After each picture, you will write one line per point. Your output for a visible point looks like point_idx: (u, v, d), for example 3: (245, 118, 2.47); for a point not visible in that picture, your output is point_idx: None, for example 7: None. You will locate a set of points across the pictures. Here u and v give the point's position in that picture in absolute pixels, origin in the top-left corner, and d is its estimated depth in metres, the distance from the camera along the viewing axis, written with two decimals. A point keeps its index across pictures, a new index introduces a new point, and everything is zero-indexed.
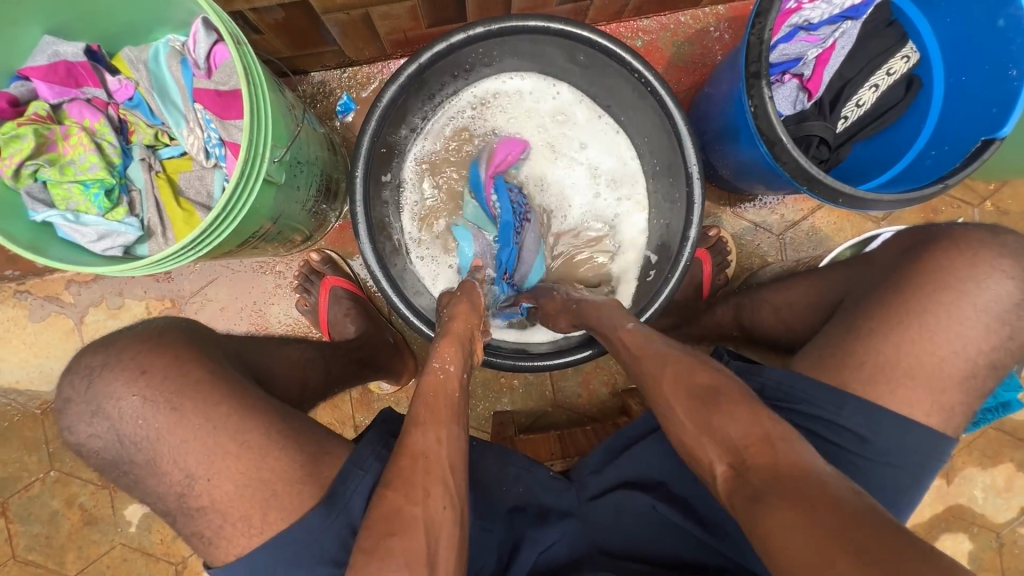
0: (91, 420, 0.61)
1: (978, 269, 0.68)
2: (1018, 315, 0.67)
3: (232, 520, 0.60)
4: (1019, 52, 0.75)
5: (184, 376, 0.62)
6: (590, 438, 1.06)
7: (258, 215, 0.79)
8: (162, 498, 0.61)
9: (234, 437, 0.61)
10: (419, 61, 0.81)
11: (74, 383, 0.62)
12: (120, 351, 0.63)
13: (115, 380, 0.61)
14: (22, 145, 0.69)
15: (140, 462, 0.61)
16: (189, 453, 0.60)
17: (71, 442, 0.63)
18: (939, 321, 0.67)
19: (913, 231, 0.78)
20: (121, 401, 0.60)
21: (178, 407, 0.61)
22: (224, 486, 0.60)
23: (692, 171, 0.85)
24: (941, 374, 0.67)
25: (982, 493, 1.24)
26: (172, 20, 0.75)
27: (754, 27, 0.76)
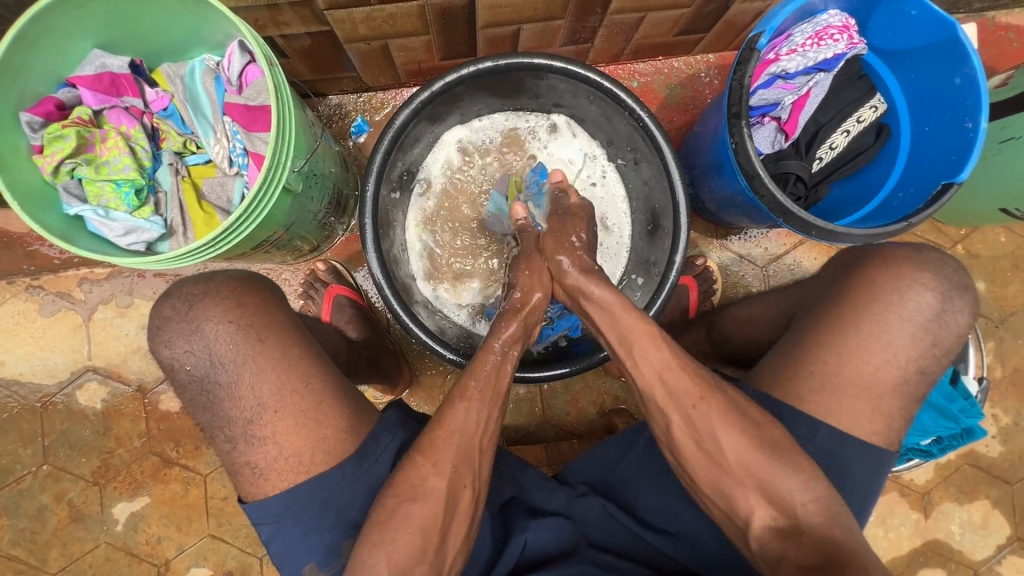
0: (188, 338, 0.72)
1: (910, 286, 0.73)
2: (943, 327, 0.73)
3: (287, 454, 0.71)
4: (974, 108, 0.84)
5: (270, 315, 0.75)
6: (576, 452, 1.10)
7: (274, 221, 0.85)
8: (230, 423, 0.72)
9: (301, 378, 0.73)
10: (432, 89, 0.89)
11: (175, 304, 0.73)
12: (219, 285, 0.75)
13: (215, 307, 0.73)
14: (64, 145, 0.75)
15: (223, 383, 0.71)
16: (266, 382, 0.71)
17: (162, 356, 0.73)
18: (880, 338, 0.72)
19: (846, 255, 0.84)
20: (218, 324, 0.72)
21: (264, 339, 0.73)
22: (286, 421, 0.71)
23: (678, 199, 0.92)
24: (892, 393, 0.72)
25: (959, 529, 1.26)
26: (209, 41, 0.82)
27: (736, 73, 0.84)
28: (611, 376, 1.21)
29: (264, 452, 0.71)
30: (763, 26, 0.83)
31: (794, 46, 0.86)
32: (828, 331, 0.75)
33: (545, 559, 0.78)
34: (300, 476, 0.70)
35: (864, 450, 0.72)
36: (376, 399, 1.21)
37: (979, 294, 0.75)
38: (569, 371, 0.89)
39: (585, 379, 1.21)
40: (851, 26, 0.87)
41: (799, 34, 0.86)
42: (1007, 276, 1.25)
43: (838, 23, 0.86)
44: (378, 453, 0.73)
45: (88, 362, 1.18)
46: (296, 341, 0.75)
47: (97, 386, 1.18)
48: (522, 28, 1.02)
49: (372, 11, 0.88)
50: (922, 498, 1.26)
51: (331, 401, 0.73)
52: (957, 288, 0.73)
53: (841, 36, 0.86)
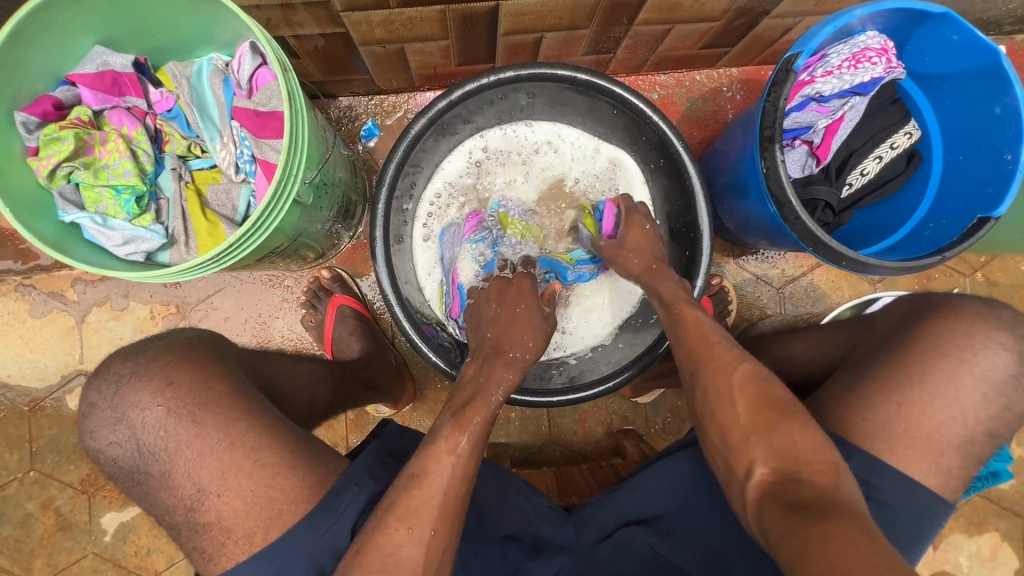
0: (114, 428, 0.65)
1: (975, 338, 0.70)
2: (1011, 383, 0.70)
3: (235, 536, 0.63)
4: (1014, 139, 0.80)
5: (207, 391, 0.66)
6: (588, 476, 1.06)
7: (281, 232, 0.81)
8: (172, 511, 0.65)
9: (248, 455, 0.65)
10: (451, 97, 0.85)
11: (102, 387, 0.67)
12: (149, 361, 0.67)
13: (142, 389, 0.65)
14: (61, 147, 0.70)
15: (155, 473, 0.64)
16: (204, 467, 0.64)
17: (92, 448, 0.66)
18: (939, 386, 0.70)
19: (908, 300, 0.81)
20: (145, 411, 0.64)
21: (198, 421, 0.65)
22: (232, 504, 0.64)
23: (702, 221, 0.89)
24: (940, 438, 0.69)
25: (968, 561, 1.24)
26: (218, 40, 0.78)
27: (771, 94, 0.80)
28: (622, 396, 1.18)
29: (210, 538, 0.64)
30: (801, 46, 0.79)
31: (831, 68, 0.83)
32: (884, 380, 0.72)
33: None
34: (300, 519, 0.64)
35: (909, 499, 0.70)
36: (379, 414, 1.13)
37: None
38: (606, 391, 0.89)
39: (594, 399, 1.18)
40: (889, 48, 0.84)
41: (836, 55, 0.83)
42: None
43: (876, 45, 0.83)
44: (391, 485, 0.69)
45: (79, 366, 1.13)
46: (242, 414, 0.67)
47: None
48: (544, 36, 0.98)
49: (390, 14, 0.84)
50: None
51: (286, 474, 0.65)
52: None
53: (880, 59, 0.82)
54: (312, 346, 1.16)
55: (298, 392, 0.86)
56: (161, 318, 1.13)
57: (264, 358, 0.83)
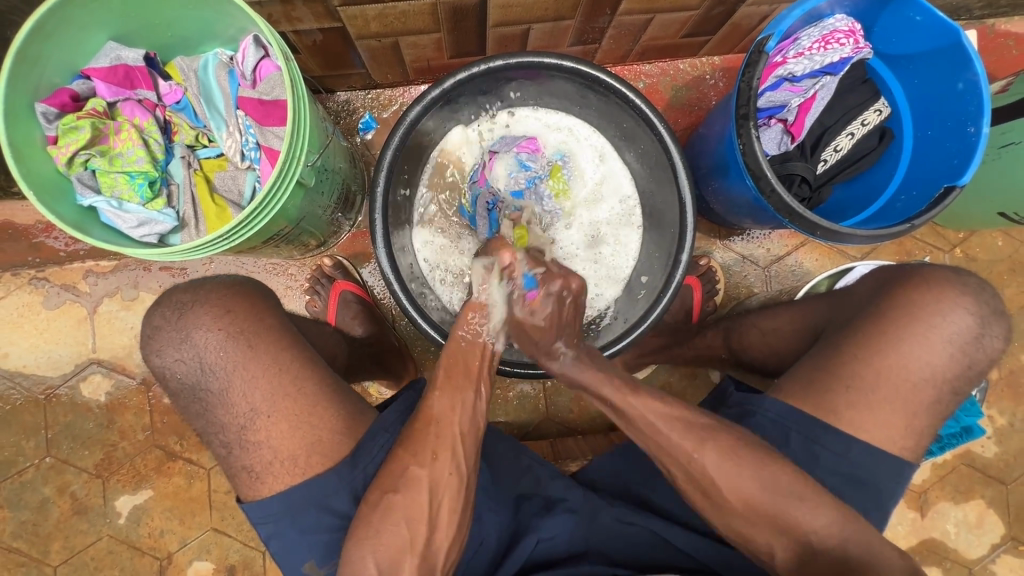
0: (179, 347, 0.69)
1: (943, 303, 0.75)
2: (957, 330, 0.74)
3: (282, 457, 0.69)
4: (976, 113, 0.85)
5: (261, 321, 0.71)
6: (583, 447, 1.11)
7: (284, 215, 0.85)
8: (224, 429, 0.70)
9: (294, 384, 0.70)
10: (443, 86, 0.89)
11: (165, 313, 0.70)
12: (208, 292, 0.71)
13: (205, 315, 0.70)
14: (79, 136, 0.75)
15: (214, 390, 0.69)
16: (258, 389, 0.69)
17: (153, 365, 0.70)
18: (913, 350, 0.74)
19: (883, 270, 0.85)
20: (208, 333, 0.69)
21: (253, 346, 0.70)
22: (280, 426, 0.69)
23: (685, 199, 0.93)
24: (914, 399, 0.74)
25: (954, 528, 1.28)
26: (222, 36, 0.83)
27: (745, 75, 0.85)
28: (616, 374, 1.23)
29: (259, 456, 0.69)
30: (771, 29, 0.85)
31: (801, 49, 0.87)
32: (861, 346, 0.76)
33: (554, 560, 0.79)
34: (309, 479, 0.69)
35: (881, 452, 0.74)
36: (380, 396, 1.19)
37: (986, 291, 0.77)
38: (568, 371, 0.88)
39: None
40: (857, 30, 0.88)
41: (806, 38, 0.87)
42: (1005, 279, 1.27)
43: (844, 27, 0.87)
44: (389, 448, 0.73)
45: (92, 355, 1.18)
46: (289, 345, 0.73)
47: (101, 379, 1.18)
48: (532, 28, 1.03)
49: (384, 8, 0.89)
50: (918, 498, 1.28)
51: (326, 404, 0.71)
52: (994, 313, 0.75)
53: (848, 40, 0.86)
54: None
55: (323, 346, 0.93)
56: None
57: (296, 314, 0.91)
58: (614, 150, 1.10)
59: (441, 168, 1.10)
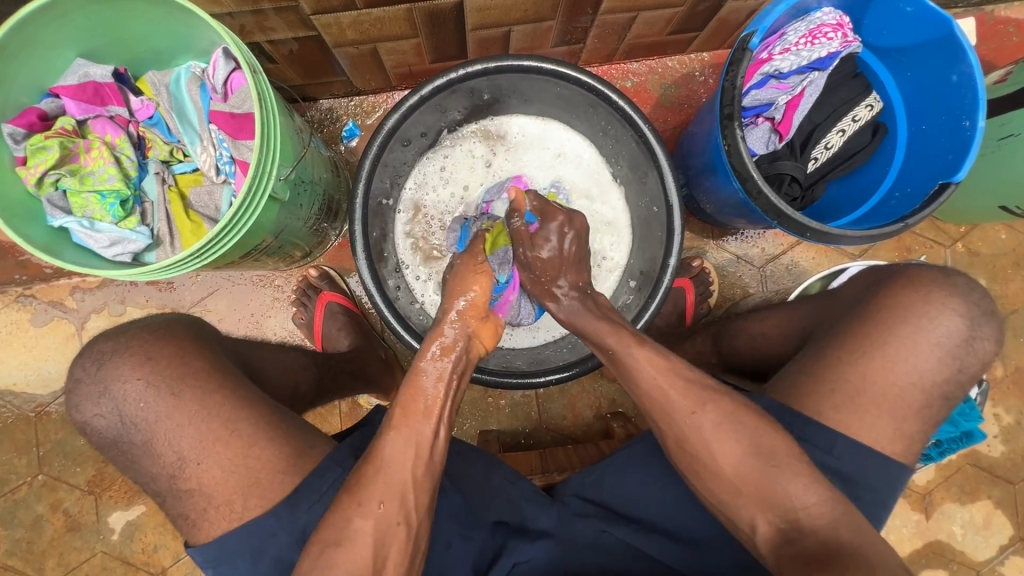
0: (97, 400, 0.67)
1: (931, 305, 0.72)
2: (949, 336, 0.71)
3: (217, 503, 0.67)
4: (972, 106, 0.82)
5: (186, 366, 0.69)
6: (572, 457, 1.09)
7: (261, 229, 0.84)
8: (155, 479, 0.68)
9: (225, 426, 0.68)
10: (421, 93, 0.87)
11: (86, 364, 0.69)
12: (128, 339, 0.70)
13: (123, 365, 0.67)
14: (47, 156, 0.74)
15: (138, 442, 0.67)
16: (183, 436, 0.67)
17: (77, 420, 0.69)
18: (898, 353, 0.72)
19: (869, 271, 0.83)
20: (126, 384, 0.67)
21: (178, 393, 0.68)
22: (212, 471, 0.67)
23: (671, 201, 0.90)
24: (902, 403, 0.71)
25: (961, 530, 1.25)
26: (195, 49, 0.81)
27: (728, 74, 0.83)
28: (608, 379, 1.21)
29: (193, 504, 0.67)
30: (755, 25, 0.82)
31: (788, 45, 0.85)
32: (847, 351, 0.74)
33: None
34: (281, 502, 0.67)
35: (874, 463, 0.72)
36: (369, 406, 1.17)
37: (981, 295, 0.74)
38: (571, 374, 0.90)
39: (582, 383, 1.21)
40: (845, 24, 0.86)
41: (793, 33, 0.85)
42: (1008, 274, 1.23)
43: (832, 20, 0.85)
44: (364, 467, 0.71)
45: None
46: (218, 385, 0.70)
47: None
48: (512, 30, 1.00)
49: (359, 15, 0.87)
50: (923, 500, 1.25)
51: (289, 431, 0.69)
52: (985, 314, 0.72)
53: (836, 34, 0.84)
54: (303, 342, 1.20)
55: (282, 376, 0.88)
56: None
57: (249, 344, 0.87)
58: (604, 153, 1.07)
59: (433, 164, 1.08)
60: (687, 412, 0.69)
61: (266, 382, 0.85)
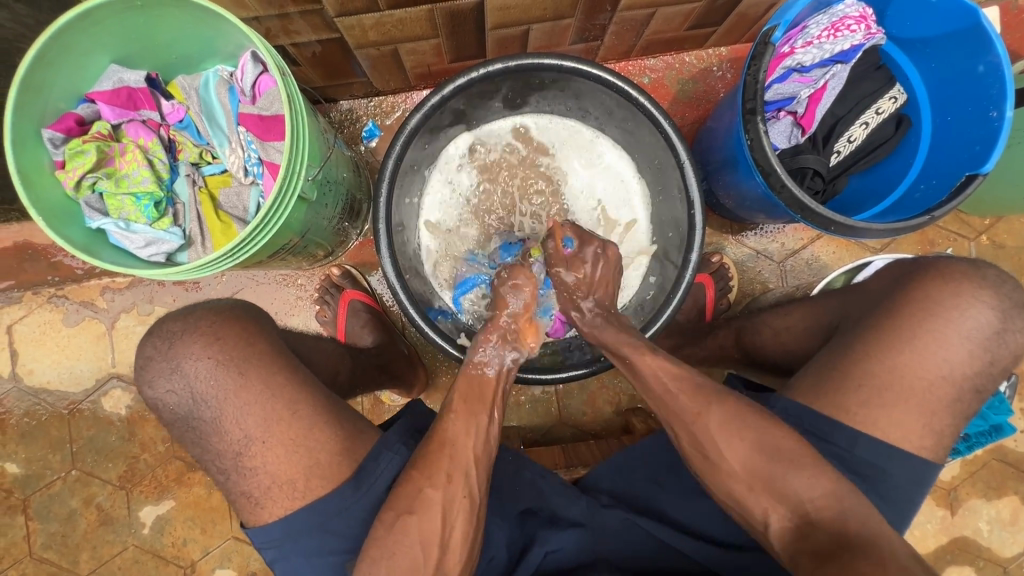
0: (169, 377, 0.68)
1: (960, 298, 0.72)
2: (981, 329, 0.71)
3: (280, 481, 0.69)
4: (999, 96, 0.82)
5: (251, 347, 0.71)
6: (595, 452, 1.09)
7: (289, 229, 0.86)
8: (221, 456, 0.69)
9: (288, 407, 0.70)
10: (443, 92, 0.88)
11: (156, 343, 0.69)
12: (197, 319, 0.71)
13: (193, 344, 0.69)
14: (85, 160, 0.76)
15: (207, 419, 0.68)
16: (250, 415, 0.68)
17: (147, 396, 0.69)
18: (925, 344, 0.71)
19: (894, 263, 0.82)
20: (197, 362, 0.68)
21: (245, 372, 0.69)
22: (276, 450, 0.68)
23: (693, 197, 0.90)
24: (931, 397, 0.71)
25: (987, 526, 1.24)
26: (223, 52, 0.83)
27: (750, 68, 0.83)
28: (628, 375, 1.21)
29: (257, 482, 0.69)
30: (778, 19, 0.82)
31: (810, 38, 0.84)
32: (875, 343, 0.73)
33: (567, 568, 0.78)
34: (313, 495, 0.69)
35: (901, 459, 0.71)
36: (392, 404, 1.19)
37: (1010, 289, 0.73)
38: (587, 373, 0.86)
39: (601, 379, 1.21)
40: (868, 15, 0.85)
41: (815, 26, 0.85)
42: None
43: (855, 12, 0.84)
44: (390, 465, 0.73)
45: (112, 369, 1.20)
46: (282, 367, 0.72)
47: (121, 393, 1.20)
48: (531, 28, 1.01)
49: (382, 16, 0.88)
50: (948, 495, 1.24)
51: (322, 425, 0.71)
52: (1017, 306, 0.72)
53: (859, 26, 0.84)
54: None
55: (325, 362, 0.91)
56: None
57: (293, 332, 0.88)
58: (622, 149, 1.07)
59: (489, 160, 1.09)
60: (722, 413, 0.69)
61: None
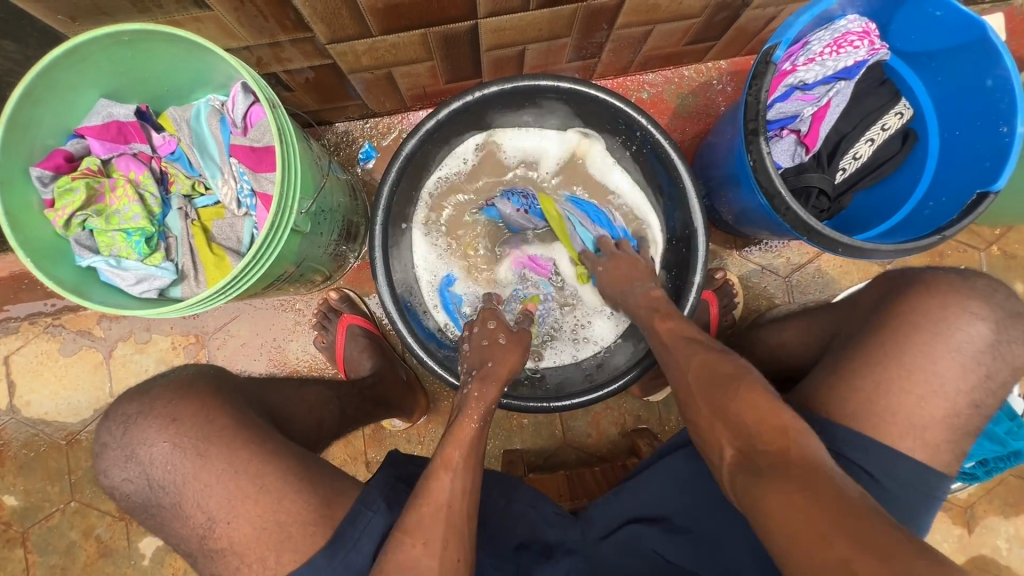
0: (126, 464, 0.69)
1: (960, 315, 0.69)
2: (991, 355, 0.69)
3: (250, 560, 0.66)
4: (1009, 111, 0.79)
5: (211, 424, 0.69)
6: (598, 479, 1.06)
7: (283, 260, 0.84)
8: (186, 539, 0.69)
9: (254, 481, 0.67)
10: (438, 117, 0.87)
11: (111, 429, 0.70)
12: (152, 400, 0.70)
13: (149, 428, 0.68)
14: (74, 198, 0.75)
15: (167, 505, 0.68)
16: (212, 497, 0.67)
17: (106, 484, 0.70)
18: (933, 367, 0.69)
19: (886, 278, 0.80)
20: (152, 448, 0.68)
21: (204, 454, 0.68)
22: (242, 530, 0.66)
23: (694, 216, 0.89)
24: (938, 421, 0.68)
25: (1005, 544, 1.21)
26: (213, 82, 0.81)
27: (752, 88, 0.81)
28: (633, 396, 1.18)
29: (225, 563, 0.67)
30: (779, 37, 0.80)
31: (812, 55, 0.82)
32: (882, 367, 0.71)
33: None
34: (302, 541, 0.66)
35: (911, 488, 0.69)
36: (394, 428, 1.16)
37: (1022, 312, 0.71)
38: (594, 399, 0.89)
39: (605, 401, 1.19)
40: (871, 31, 0.83)
41: (817, 42, 0.82)
42: None
43: (858, 28, 0.82)
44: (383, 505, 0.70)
45: (109, 399, 1.19)
46: (245, 442, 0.70)
47: None
48: (527, 48, 1.00)
49: (374, 42, 0.87)
50: (964, 513, 1.21)
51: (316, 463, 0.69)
52: (1022, 325, 0.70)
53: (862, 42, 0.81)
54: (326, 367, 1.20)
55: (306, 414, 0.88)
56: (182, 348, 1.18)
57: (268, 388, 0.86)
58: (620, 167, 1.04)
59: (496, 166, 1.07)
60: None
61: (287, 427, 0.83)
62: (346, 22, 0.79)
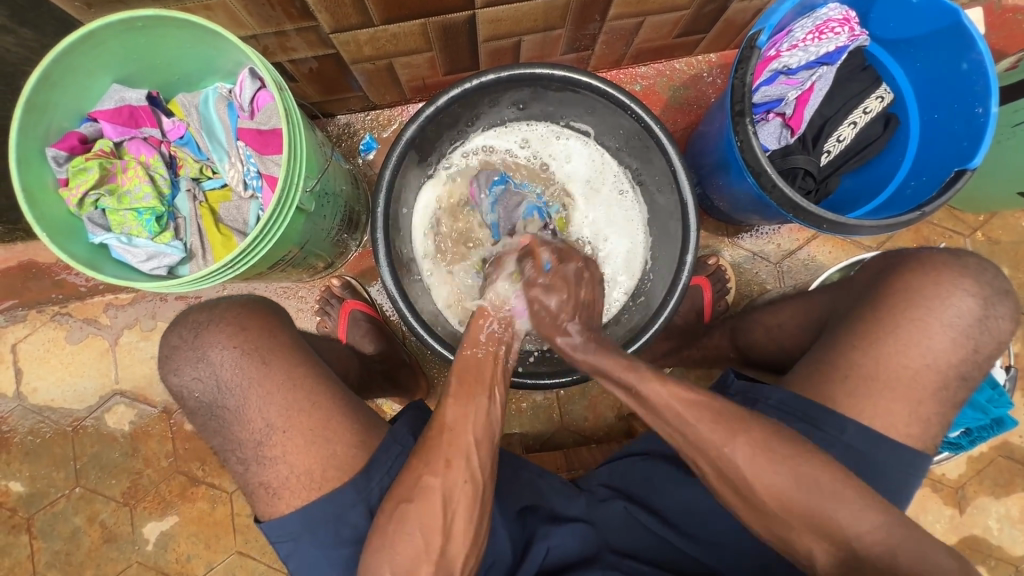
0: (196, 365, 0.72)
1: (941, 288, 0.72)
2: (980, 329, 0.72)
3: (298, 472, 0.70)
4: (983, 93, 0.83)
5: (273, 338, 0.75)
6: (595, 454, 1.11)
7: (287, 240, 0.87)
8: (241, 445, 0.72)
9: (309, 396, 0.73)
10: (437, 104, 0.90)
11: (182, 333, 0.74)
12: (222, 312, 0.75)
13: (220, 333, 0.73)
14: (88, 177, 0.78)
15: (231, 407, 0.72)
16: (273, 403, 0.71)
17: (172, 384, 0.73)
18: (911, 335, 0.72)
19: (881, 257, 0.82)
20: (223, 350, 0.72)
21: (269, 362, 0.73)
22: (295, 441, 0.71)
23: (686, 199, 0.91)
24: (918, 386, 0.71)
25: (997, 524, 1.23)
26: (221, 70, 0.85)
27: (737, 72, 0.85)
28: None
29: (275, 473, 0.71)
30: (763, 23, 0.83)
31: (795, 41, 0.86)
32: (863, 336, 0.74)
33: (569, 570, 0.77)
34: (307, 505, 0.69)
35: (895, 452, 0.71)
36: (393, 413, 1.20)
37: (1010, 291, 0.74)
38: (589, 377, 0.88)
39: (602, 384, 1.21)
40: (852, 18, 0.87)
41: (800, 29, 0.86)
42: None
43: (838, 15, 0.86)
44: (385, 472, 0.72)
45: (115, 386, 1.21)
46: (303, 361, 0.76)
47: (125, 409, 1.21)
48: (523, 39, 1.03)
49: (375, 32, 0.90)
50: (956, 494, 1.23)
51: (320, 431, 0.72)
52: (997, 294, 0.73)
53: (843, 28, 0.86)
54: None
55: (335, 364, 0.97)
56: None
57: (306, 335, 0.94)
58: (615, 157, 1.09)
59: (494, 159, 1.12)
60: (728, 415, 0.68)
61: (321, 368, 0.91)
62: (348, 11, 0.82)
